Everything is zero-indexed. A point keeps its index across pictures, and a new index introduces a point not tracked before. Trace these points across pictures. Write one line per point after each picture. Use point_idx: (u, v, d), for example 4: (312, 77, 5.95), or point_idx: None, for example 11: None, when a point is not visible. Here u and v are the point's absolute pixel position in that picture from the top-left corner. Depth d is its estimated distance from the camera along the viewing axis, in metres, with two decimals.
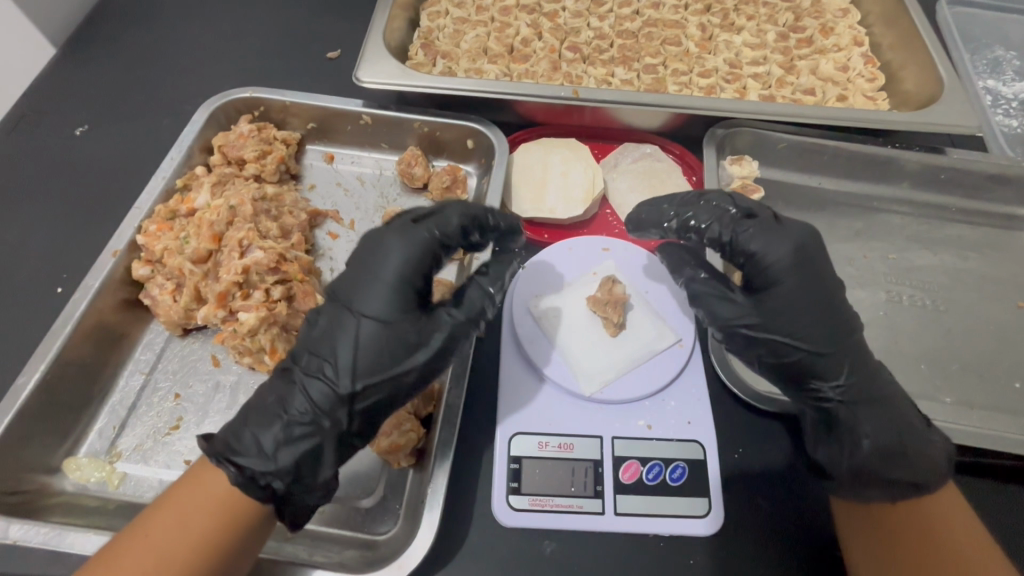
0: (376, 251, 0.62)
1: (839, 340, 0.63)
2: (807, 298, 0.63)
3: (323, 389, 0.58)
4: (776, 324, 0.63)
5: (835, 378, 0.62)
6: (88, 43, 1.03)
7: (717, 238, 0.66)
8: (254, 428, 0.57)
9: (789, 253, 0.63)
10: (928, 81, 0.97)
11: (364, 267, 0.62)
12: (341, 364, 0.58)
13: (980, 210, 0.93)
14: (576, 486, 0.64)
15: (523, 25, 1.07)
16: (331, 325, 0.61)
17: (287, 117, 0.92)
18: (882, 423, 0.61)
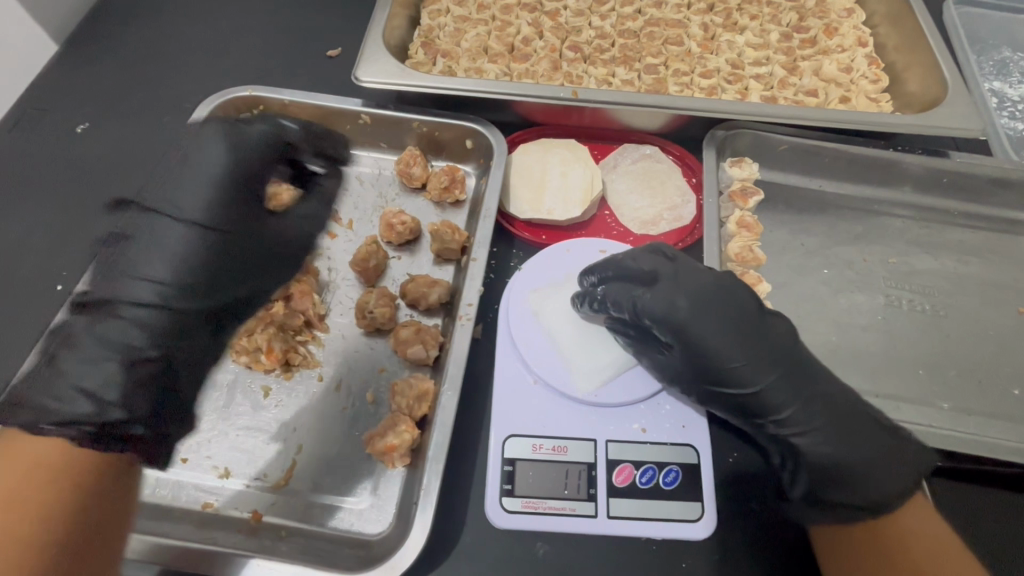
0: (202, 163, 0.79)
1: (769, 372, 0.63)
2: (721, 344, 0.63)
3: (151, 315, 0.68)
4: (700, 375, 0.64)
5: (775, 413, 0.63)
6: (90, 40, 1.03)
7: (622, 307, 0.67)
8: (75, 375, 0.63)
9: (684, 307, 0.63)
10: (932, 83, 0.96)
11: (182, 183, 0.78)
12: (178, 287, 0.71)
13: (983, 215, 0.92)
14: (569, 489, 0.64)
15: (524, 24, 1.07)
16: (156, 240, 0.73)
17: (286, 115, 0.92)
18: (833, 448, 0.62)
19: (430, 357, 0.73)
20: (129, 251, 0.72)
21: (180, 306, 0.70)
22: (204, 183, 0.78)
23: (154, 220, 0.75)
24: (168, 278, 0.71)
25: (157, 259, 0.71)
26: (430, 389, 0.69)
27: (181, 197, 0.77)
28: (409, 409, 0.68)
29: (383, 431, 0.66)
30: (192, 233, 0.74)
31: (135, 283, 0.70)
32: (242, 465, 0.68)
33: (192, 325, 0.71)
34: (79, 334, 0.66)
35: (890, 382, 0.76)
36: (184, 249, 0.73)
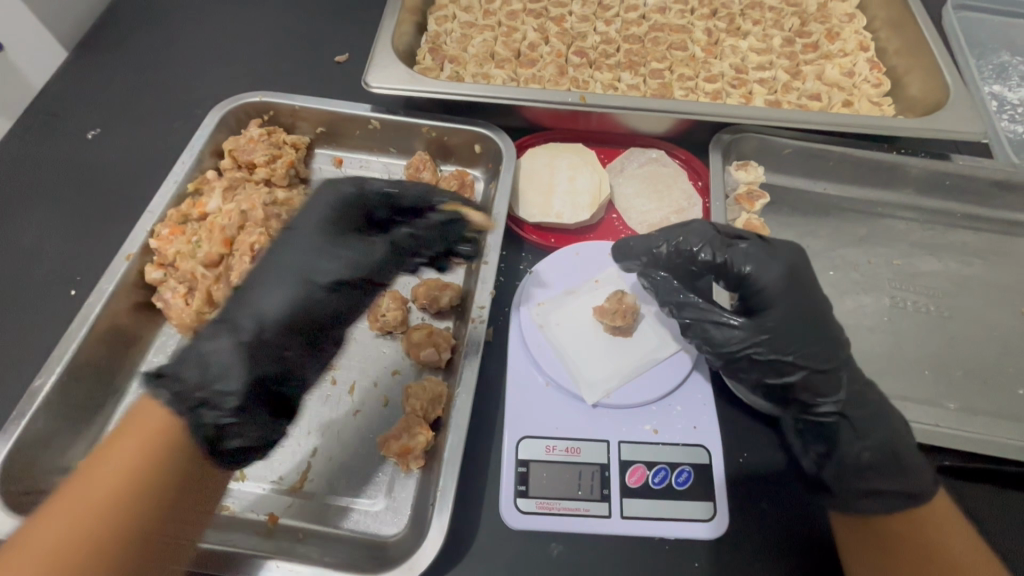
0: (314, 212, 0.66)
1: (837, 353, 0.64)
2: (803, 311, 0.65)
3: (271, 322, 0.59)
4: (779, 338, 0.64)
5: (833, 394, 0.64)
6: (100, 46, 1.04)
7: (710, 261, 0.67)
8: (199, 355, 0.56)
9: (780, 275, 0.65)
10: (933, 87, 0.97)
11: (311, 229, 0.65)
12: (265, 312, 0.60)
13: (984, 217, 0.93)
14: (583, 490, 0.65)
15: (529, 30, 1.08)
16: (266, 274, 0.63)
17: (296, 121, 0.93)
18: (883, 431, 0.62)
19: (443, 360, 0.74)
20: (257, 281, 0.62)
21: (277, 322, 0.60)
22: (320, 218, 0.66)
23: (274, 249, 0.65)
24: (277, 305, 0.60)
25: (275, 289, 0.61)
26: (444, 392, 0.71)
27: (323, 229, 0.65)
28: (422, 412, 0.69)
29: (397, 434, 0.67)
30: (331, 265, 0.63)
31: (250, 316, 0.59)
32: (257, 470, 0.69)
33: (294, 333, 0.60)
34: (216, 344, 0.57)
35: (896, 382, 0.77)
36: (312, 277, 0.62)
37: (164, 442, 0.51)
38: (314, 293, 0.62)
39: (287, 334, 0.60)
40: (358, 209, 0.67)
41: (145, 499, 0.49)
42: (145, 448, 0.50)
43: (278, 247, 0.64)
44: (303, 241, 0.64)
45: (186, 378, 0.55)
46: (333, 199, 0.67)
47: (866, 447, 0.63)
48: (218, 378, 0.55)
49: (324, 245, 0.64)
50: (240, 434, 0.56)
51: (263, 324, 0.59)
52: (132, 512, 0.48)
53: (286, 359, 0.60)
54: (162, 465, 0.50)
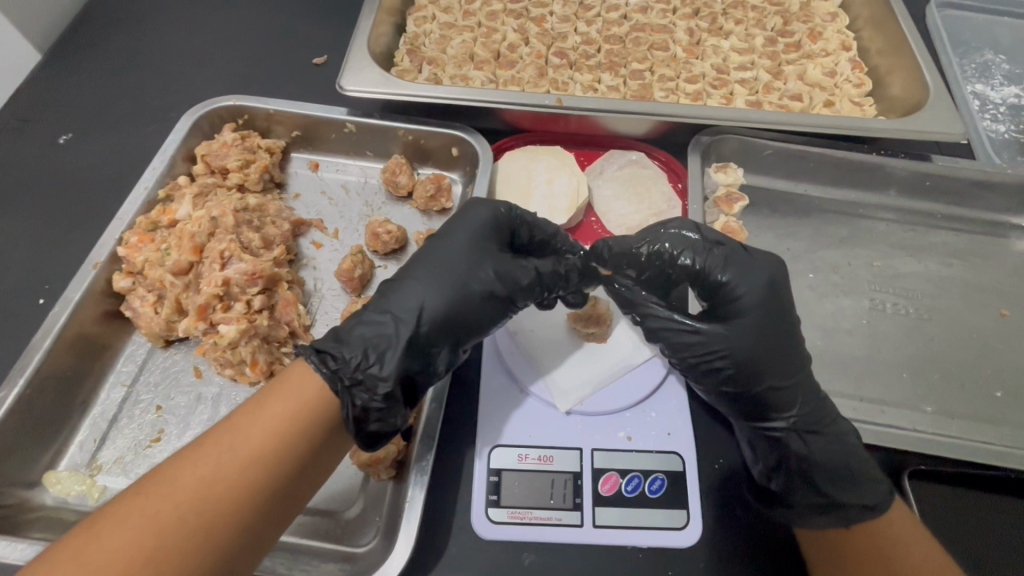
0: (468, 223, 0.70)
1: (798, 372, 0.64)
2: (772, 326, 0.65)
3: (423, 319, 0.62)
4: (742, 350, 0.64)
5: (789, 409, 0.64)
6: (74, 50, 1.03)
7: (689, 266, 0.67)
8: (358, 336, 0.61)
9: (761, 288, 0.65)
10: (914, 86, 0.97)
11: (473, 235, 0.69)
12: (429, 308, 0.63)
13: (964, 217, 0.93)
14: (555, 499, 0.64)
15: (509, 30, 1.07)
16: (413, 271, 0.66)
17: (271, 125, 0.92)
18: (835, 450, 0.63)
19: None
20: (408, 279, 0.65)
21: (439, 320, 0.63)
22: (475, 228, 0.69)
23: (433, 250, 0.68)
24: (436, 305, 0.63)
25: (442, 285, 0.64)
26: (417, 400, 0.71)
27: (466, 236, 0.69)
28: None
29: None
30: (493, 270, 0.67)
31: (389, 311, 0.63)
32: None
33: (447, 334, 0.63)
34: (364, 331, 0.61)
35: (874, 385, 0.76)
36: (456, 282, 0.65)
37: (315, 412, 0.55)
38: (473, 293, 0.65)
39: (435, 333, 0.63)
40: (503, 223, 0.72)
41: (285, 463, 0.51)
42: (295, 413, 0.54)
43: (434, 246, 0.69)
44: (467, 246, 0.68)
45: (348, 354, 0.59)
46: (493, 213, 0.71)
47: (816, 462, 0.63)
48: (375, 361, 0.59)
49: (466, 252, 0.67)
50: (380, 419, 0.59)
51: (418, 321, 0.62)
52: (272, 471, 0.50)
53: (426, 356, 0.62)
54: (308, 434, 0.54)
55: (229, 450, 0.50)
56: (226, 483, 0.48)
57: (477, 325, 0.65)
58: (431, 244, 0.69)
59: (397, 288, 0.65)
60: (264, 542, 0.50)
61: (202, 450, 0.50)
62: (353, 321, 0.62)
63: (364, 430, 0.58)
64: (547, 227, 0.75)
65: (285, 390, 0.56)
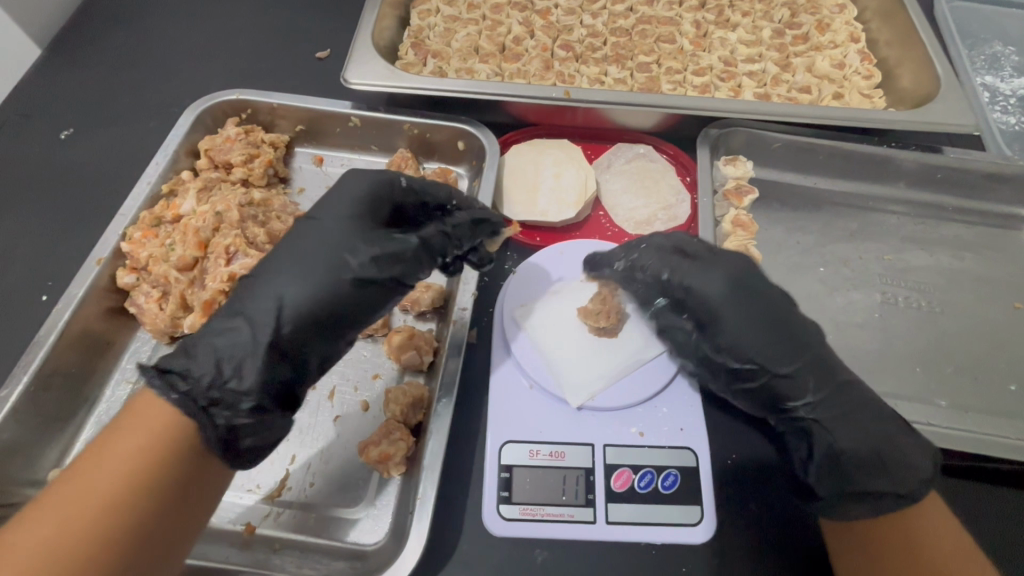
0: (335, 203, 0.65)
1: (798, 366, 0.63)
2: (757, 320, 0.64)
3: (283, 319, 0.58)
4: (740, 348, 0.64)
5: (802, 397, 0.63)
6: (75, 45, 1.01)
7: (657, 277, 0.68)
8: (213, 349, 0.56)
9: (722, 285, 0.64)
10: (925, 78, 0.95)
11: (343, 216, 0.64)
12: (288, 305, 0.58)
13: (975, 210, 0.92)
14: (567, 495, 0.64)
15: (515, 23, 1.06)
16: (276, 262, 0.61)
17: (275, 119, 0.91)
18: (859, 435, 0.61)
19: (424, 363, 0.72)
20: (265, 274, 0.60)
21: (309, 315, 0.59)
22: (345, 208, 0.64)
23: (296, 238, 0.63)
24: (298, 300, 0.58)
25: (309, 277, 0.59)
26: (425, 396, 0.69)
27: (332, 217, 0.64)
28: (403, 417, 0.67)
29: (377, 440, 0.65)
30: (366, 247, 0.62)
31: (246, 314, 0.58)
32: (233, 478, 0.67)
33: (318, 326, 0.59)
34: (221, 341, 0.56)
35: (887, 380, 0.76)
36: (325, 268, 0.60)
37: (172, 436, 0.50)
38: (337, 280, 0.60)
39: (300, 331, 0.58)
40: (377, 201, 0.67)
41: (177, 461, 0.50)
42: (152, 442, 0.49)
43: (296, 234, 0.63)
44: (332, 225, 0.63)
45: (199, 374, 0.54)
46: (363, 190, 0.66)
47: (845, 447, 0.61)
48: (231, 375, 0.55)
49: (332, 237, 0.62)
50: (252, 433, 0.56)
51: (285, 320, 0.58)
52: (137, 508, 0.47)
53: (293, 356, 0.59)
54: (174, 458, 0.50)
55: (76, 500, 0.46)
56: (83, 533, 0.45)
57: (355, 314, 0.61)
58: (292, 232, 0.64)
59: (258, 285, 0.60)
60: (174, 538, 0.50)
61: (44, 508, 0.46)
62: (205, 336, 0.57)
63: (232, 444, 0.54)
64: (437, 190, 0.72)
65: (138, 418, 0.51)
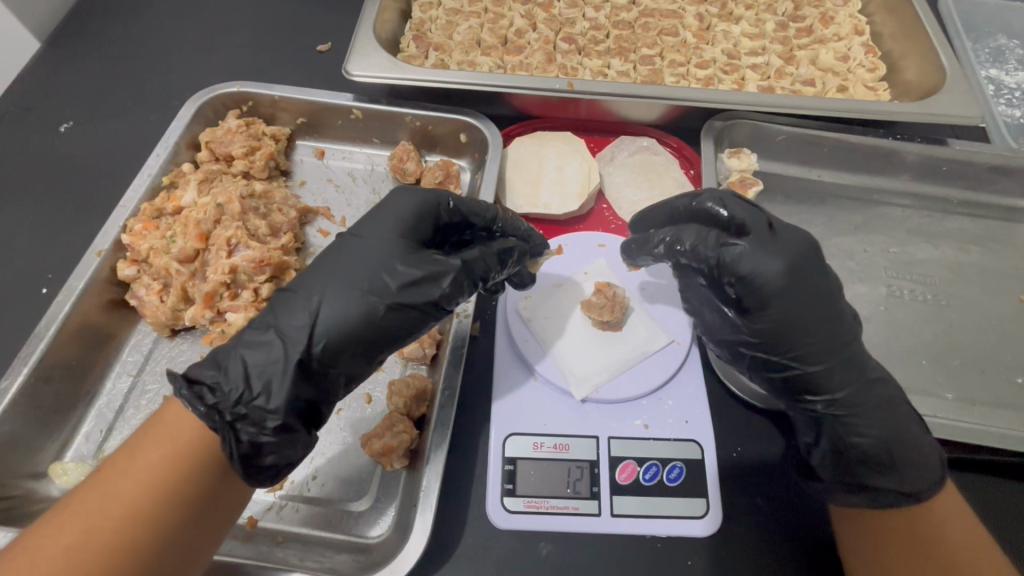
0: (381, 220, 0.63)
1: (841, 354, 0.60)
2: (804, 307, 0.58)
3: (317, 337, 0.56)
4: (775, 336, 0.59)
5: (830, 392, 0.60)
6: (74, 37, 1.01)
7: (705, 260, 0.62)
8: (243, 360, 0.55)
9: (783, 272, 0.58)
10: (930, 70, 0.95)
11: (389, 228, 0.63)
12: (322, 319, 0.56)
13: (980, 203, 0.91)
14: (572, 488, 0.63)
15: (517, 16, 1.05)
16: (314, 275, 0.60)
17: (276, 112, 0.90)
18: (878, 433, 0.59)
19: (428, 355, 0.72)
20: (300, 288, 0.59)
21: (346, 330, 0.57)
22: (390, 225, 0.63)
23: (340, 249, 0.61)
24: (333, 318, 0.56)
25: (349, 292, 0.58)
26: (429, 388, 0.69)
27: (378, 234, 0.62)
28: (405, 409, 0.67)
29: (380, 432, 0.64)
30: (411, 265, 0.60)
31: (281, 328, 0.57)
32: None
33: (353, 345, 0.58)
34: (252, 355, 0.55)
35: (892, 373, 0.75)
36: (363, 287, 0.58)
37: (195, 452, 0.50)
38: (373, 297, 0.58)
39: (330, 352, 0.57)
40: (423, 219, 0.65)
41: (199, 466, 0.50)
42: (174, 457, 0.49)
43: (339, 246, 0.61)
44: (377, 240, 0.61)
45: (228, 388, 0.53)
46: (412, 209, 0.64)
47: (857, 442, 0.60)
48: (259, 393, 0.53)
49: (376, 255, 0.60)
50: (274, 453, 0.54)
51: (322, 333, 0.56)
52: (156, 518, 0.47)
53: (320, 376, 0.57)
54: (196, 475, 0.50)
55: (100, 508, 0.46)
56: (101, 543, 0.45)
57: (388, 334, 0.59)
58: (337, 243, 0.62)
59: (299, 294, 0.59)
60: (198, 543, 0.49)
61: (70, 513, 0.46)
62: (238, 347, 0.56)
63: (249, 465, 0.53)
64: (485, 211, 0.69)
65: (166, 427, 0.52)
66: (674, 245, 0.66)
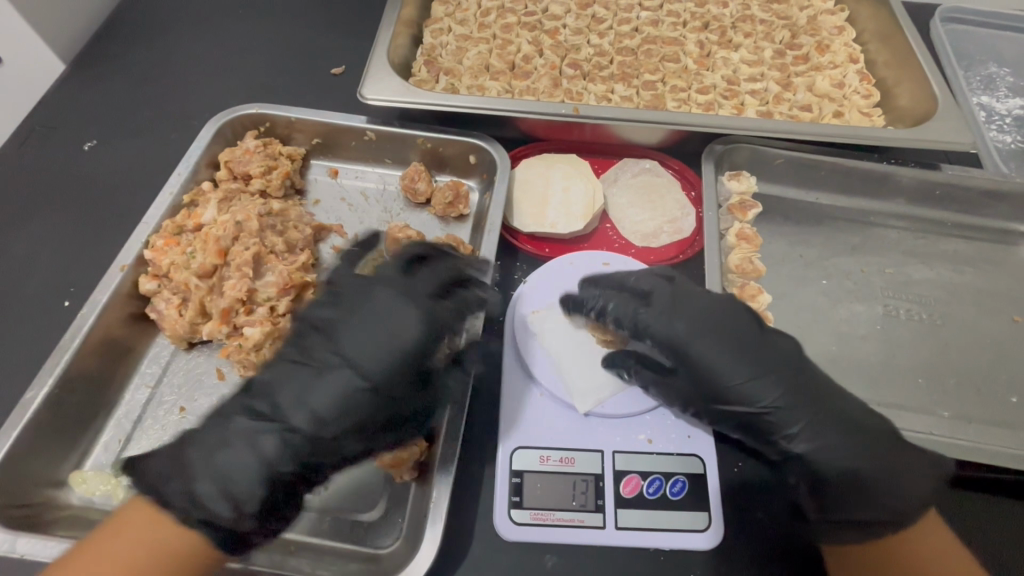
0: (370, 312, 0.64)
1: (776, 388, 0.64)
2: (726, 352, 0.64)
3: (242, 426, 0.58)
4: (706, 391, 0.65)
5: (790, 430, 0.64)
6: (100, 60, 1.05)
7: (621, 322, 0.68)
8: (220, 455, 0.56)
9: (684, 326, 0.65)
10: (923, 97, 0.98)
11: (379, 328, 0.63)
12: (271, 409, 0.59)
13: (974, 225, 0.94)
14: (577, 500, 0.65)
15: (524, 42, 1.10)
16: (293, 368, 0.61)
17: (292, 132, 0.94)
18: (844, 462, 0.62)
19: None
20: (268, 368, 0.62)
21: (326, 429, 0.58)
22: (373, 311, 0.64)
23: (329, 342, 0.62)
24: (305, 402, 0.59)
25: (318, 384, 0.60)
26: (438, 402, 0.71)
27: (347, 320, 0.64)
28: None
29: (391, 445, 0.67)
30: (424, 359, 0.63)
31: (307, 412, 0.58)
32: None
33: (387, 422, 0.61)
34: (221, 440, 0.57)
35: (891, 390, 0.77)
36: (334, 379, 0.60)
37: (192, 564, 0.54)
38: (404, 397, 0.62)
39: (315, 452, 0.58)
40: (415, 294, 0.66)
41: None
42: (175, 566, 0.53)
43: (316, 331, 0.64)
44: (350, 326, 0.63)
45: (178, 480, 0.55)
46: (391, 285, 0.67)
47: (830, 479, 0.63)
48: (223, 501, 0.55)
49: (345, 352, 0.61)
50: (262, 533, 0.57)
51: (283, 422, 0.58)
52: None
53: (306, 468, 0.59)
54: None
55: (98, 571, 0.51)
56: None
57: (418, 416, 0.64)
58: (330, 325, 0.64)
59: (270, 379, 0.61)
60: None
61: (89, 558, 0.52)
62: (225, 427, 0.58)
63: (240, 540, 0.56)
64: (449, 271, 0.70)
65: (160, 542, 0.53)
66: (603, 314, 0.70)
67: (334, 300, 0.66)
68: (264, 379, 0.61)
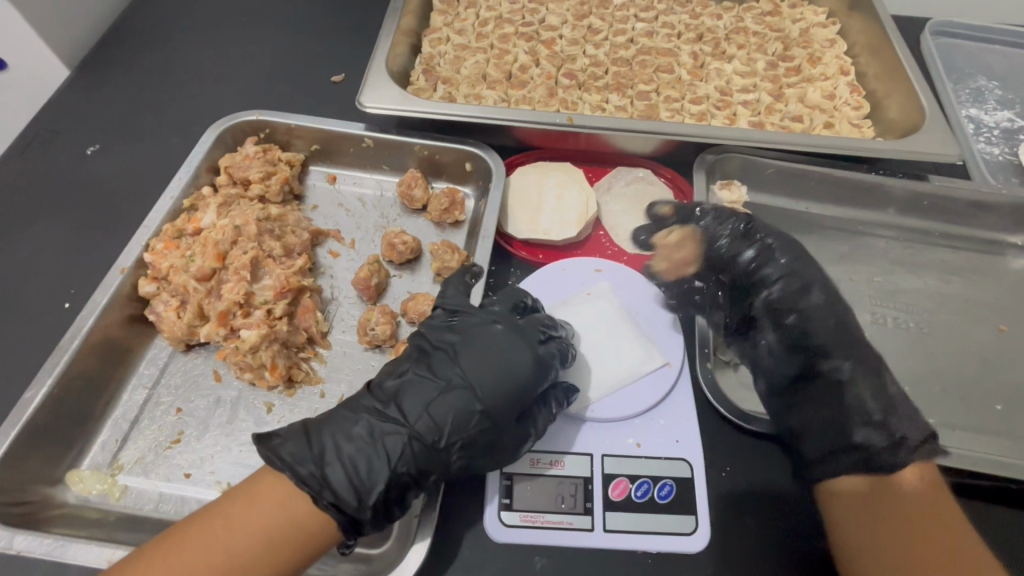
0: (483, 340, 0.66)
1: (834, 343, 0.74)
2: (826, 317, 0.76)
3: (365, 431, 0.60)
4: (782, 323, 0.76)
5: (826, 375, 0.73)
6: (103, 66, 1.07)
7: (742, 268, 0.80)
8: (342, 456, 0.59)
9: (820, 297, 0.77)
10: (911, 109, 1.00)
11: (487, 353, 0.65)
12: (407, 410, 0.62)
13: (962, 236, 0.96)
14: (566, 503, 0.66)
15: (521, 52, 1.12)
16: (422, 377, 0.64)
17: (291, 138, 0.95)
18: (862, 424, 0.69)
19: None
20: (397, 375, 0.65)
21: (440, 441, 0.61)
22: (502, 343, 0.66)
23: (454, 361, 0.65)
24: (417, 408, 0.62)
25: (439, 398, 0.62)
26: None
27: (470, 349, 0.65)
28: None
29: None
30: (535, 383, 0.65)
31: (428, 419, 0.61)
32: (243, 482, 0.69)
33: (478, 443, 0.63)
34: (354, 431, 0.60)
35: None
36: (454, 400, 0.62)
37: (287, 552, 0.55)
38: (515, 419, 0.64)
39: (420, 460, 0.60)
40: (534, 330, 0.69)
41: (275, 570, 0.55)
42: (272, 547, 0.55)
43: (440, 349, 0.66)
44: (480, 349, 0.65)
45: (310, 461, 0.58)
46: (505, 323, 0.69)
47: (846, 428, 0.69)
48: (352, 491, 0.57)
49: (467, 378, 0.63)
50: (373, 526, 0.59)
51: (408, 426, 0.61)
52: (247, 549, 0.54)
53: (419, 481, 0.61)
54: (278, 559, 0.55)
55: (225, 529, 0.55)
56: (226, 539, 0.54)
57: (507, 449, 0.64)
58: (441, 347, 0.66)
59: (401, 383, 0.64)
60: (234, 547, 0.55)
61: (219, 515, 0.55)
62: (350, 421, 0.61)
63: (353, 527, 0.57)
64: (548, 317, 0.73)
65: (260, 515, 0.55)
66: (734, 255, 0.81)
67: (443, 323, 0.70)
68: (392, 384, 0.64)
